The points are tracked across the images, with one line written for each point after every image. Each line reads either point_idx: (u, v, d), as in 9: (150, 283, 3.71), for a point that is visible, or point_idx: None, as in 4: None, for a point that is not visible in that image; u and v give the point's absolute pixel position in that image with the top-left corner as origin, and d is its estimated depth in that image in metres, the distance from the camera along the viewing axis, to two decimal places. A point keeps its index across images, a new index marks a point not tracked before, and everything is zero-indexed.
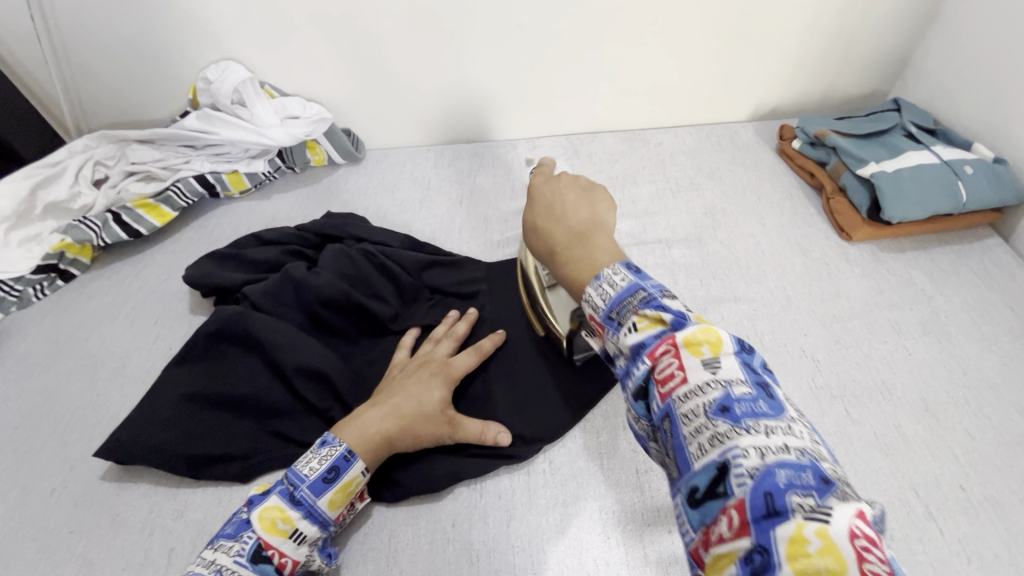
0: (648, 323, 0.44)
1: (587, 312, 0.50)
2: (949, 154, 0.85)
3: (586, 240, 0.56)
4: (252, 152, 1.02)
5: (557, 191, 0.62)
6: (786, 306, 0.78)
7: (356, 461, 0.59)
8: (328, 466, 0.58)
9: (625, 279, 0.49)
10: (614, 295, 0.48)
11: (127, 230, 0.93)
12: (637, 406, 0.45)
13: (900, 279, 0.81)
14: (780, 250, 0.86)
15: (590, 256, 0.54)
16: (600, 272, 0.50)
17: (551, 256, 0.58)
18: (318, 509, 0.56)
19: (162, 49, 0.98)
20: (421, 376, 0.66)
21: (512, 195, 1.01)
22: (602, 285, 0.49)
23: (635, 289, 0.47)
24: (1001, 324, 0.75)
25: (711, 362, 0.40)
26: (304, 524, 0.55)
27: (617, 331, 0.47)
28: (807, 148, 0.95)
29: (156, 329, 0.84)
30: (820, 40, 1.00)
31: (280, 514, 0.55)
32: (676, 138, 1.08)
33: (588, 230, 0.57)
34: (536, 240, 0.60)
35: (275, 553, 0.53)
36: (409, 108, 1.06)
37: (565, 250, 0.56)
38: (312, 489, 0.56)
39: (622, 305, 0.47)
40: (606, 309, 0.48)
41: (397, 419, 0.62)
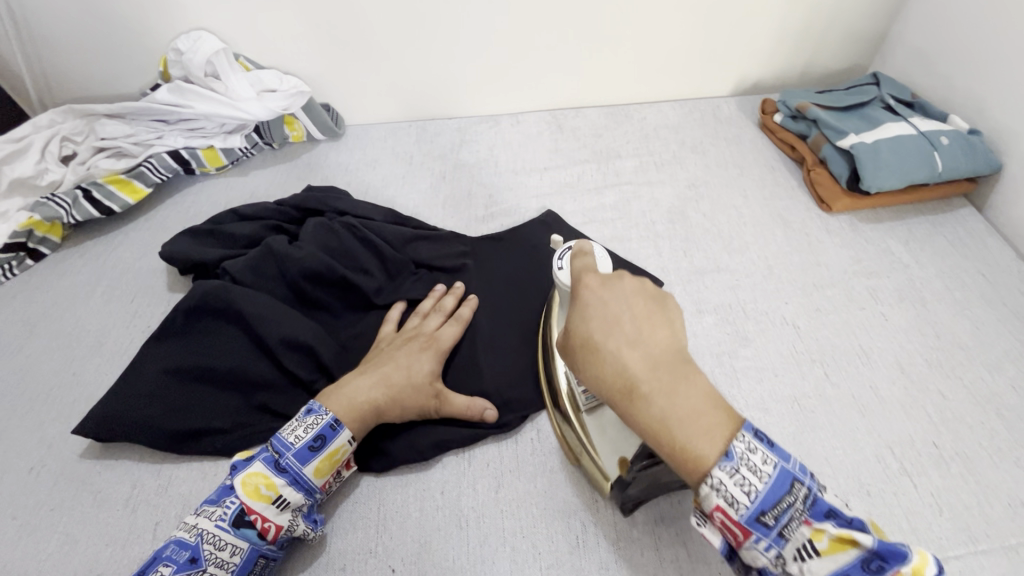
0: (833, 549, 0.40)
1: (714, 501, 0.42)
2: (925, 125, 0.86)
3: (674, 391, 0.44)
4: (228, 126, 0.99)
5: (618, 305, 0.48)
6: (768, 276, 0.79)
7: (342, 430, 0.58)
8: (314, 434, 0.57)
9: (766, 463, 0.42)
10: (769, 493, 0.41)
11: (98, 207, 0.90)
12: (779, 575, 0.42)
13: (878, 249, 0.82)
14: (762, 222, 0.87)
15: (691, 435, 0.43)
16: (726, 446, 0.42)
17: (626, 400, 0.45)
18: (303, 476, 0.56)
19: (129, 19, 0.94)
20: (410, 348, 0.66)
21: (496, 170, 1.00)
22: (735, 468, 0.41)
23: (791, 483, 0.42)
24: (973, 290, 0.77)
25: (880, 552, 0.40)
26: (288, 490, 0.55)
27: (773, 543, 0.42)
28: (787, 120, 0.96)
29: (132, 307, 0.82)
30: (802, 14, 1.00)
31: (263, 480, 0.55)
32: (660, 112, 1.08)
33: (676, 372, 0.45)
34: (597, 371, 0.46)
35: (258, 518, 0.53)
36: (389, 82, 1.04)
37: (650, 398, 0.44)
38: (297, 456, 0.56)
39: (776, 504, 0.41)
40: (756, 510, 0.41)
41: (386, 389, 0.61)
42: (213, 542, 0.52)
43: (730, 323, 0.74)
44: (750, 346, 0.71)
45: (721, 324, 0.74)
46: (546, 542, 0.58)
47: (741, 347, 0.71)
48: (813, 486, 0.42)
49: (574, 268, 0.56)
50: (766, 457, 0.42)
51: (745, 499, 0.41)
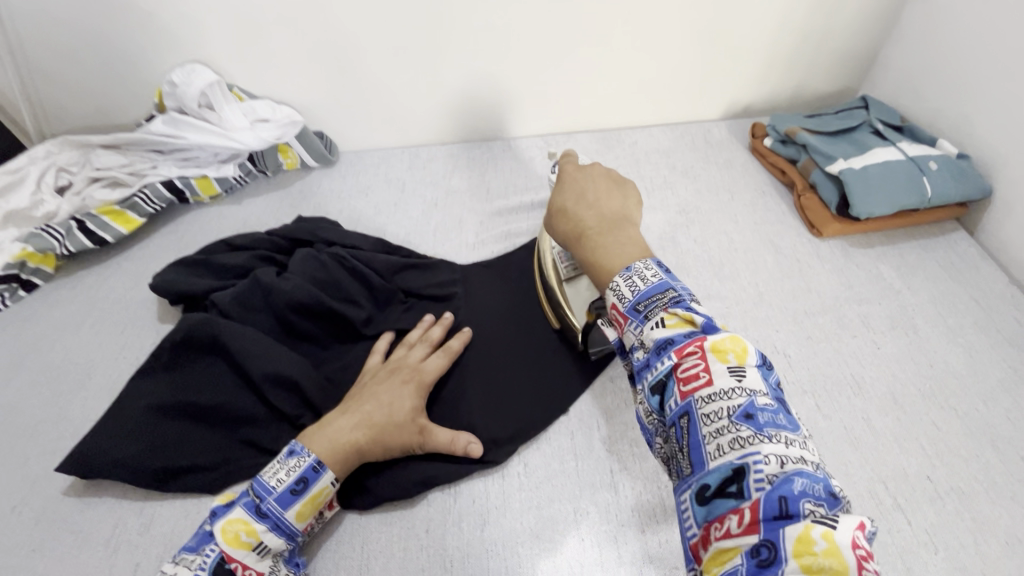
0: (677, 321, 0.51)
1: (611, 301, 0.56)
2: (914, 150, 0.86)
3: (615, 229, 0.62)
4: (221, 156, 1.00)
5: (586, 181, 0.67)
6: (758, 303, 0.79)
7: (325, 472, 0.57)
8: (296, 477, 0.56)
9: (655, 275, 0.55)
10: (644, 290, 0.54)
11: (92, 237, 0.91)
12: (652, 398, 0.50)
13: (869, 274, 0.82)
14: (753, 247, 0.86)
15: (611, 251, 0.60)
16: (628, 264, 0.57)
17: (578, 241, 0.63)
18: (285, 521, 0.55)
19: (126, 53, 0.96)
20: (392, 384, 0.65)
21: (488, 196, 1.00)
22: (630, 276, 0.56)
23: (666, 287, 0.53)
24: (966, 316, 0.76)
25: (736, 369, 0.47)
26: (269, 535, 0.54)
27: (640, 324, 0.53)
28: (777, 145, 0.96)
29: (122, 339, 0.82)
30: (789, 40, 1.01)
31: (244, 526, 0.53)
32: (651, 137, 1.09)
33: (616, 224, 0.62)
34: (565, 221, 0.65)
35: (238, 566, 0.52)
36: (384, 110, 1.05)
37: (594, 236, 0.62)
38: (279, 500, 0.55)
39: (651, 298, 0.53)
40: (633, 300, 0.54)
41: (368, 429, 0.61)
42: None
43: None
44: None
45: None
46: None
47: None
48: (683, 294, 0.53)
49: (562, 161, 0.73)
50: (655, 272, 0.55)
51: (629, 293, 0.54)
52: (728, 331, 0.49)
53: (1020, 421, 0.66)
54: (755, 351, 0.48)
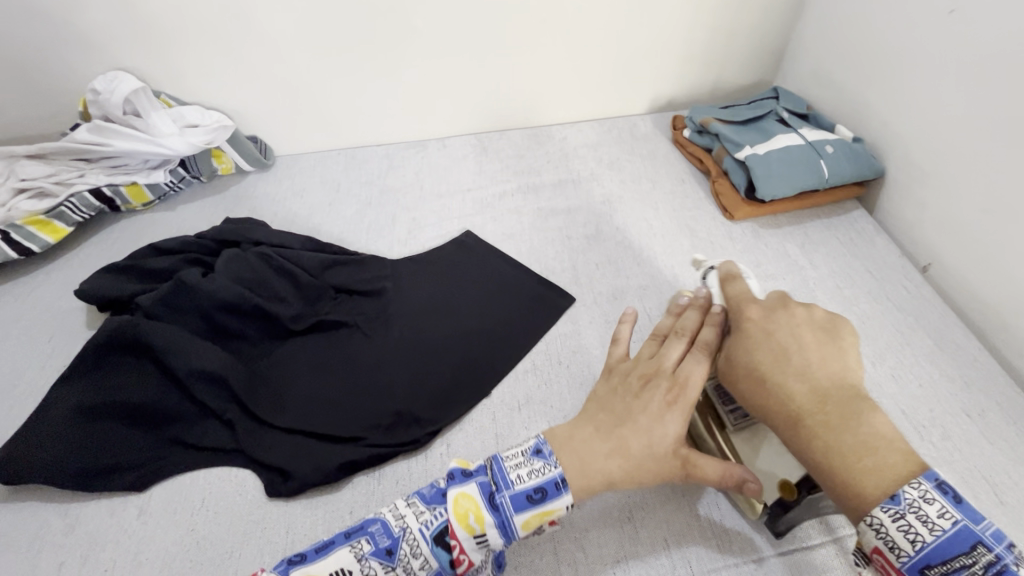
0: None
1: (873, 542, 0.44)
2: (814, 135, 0.92)
3: (850, 422, 0.47)
4: (152, 162, 1.00)
5: (801, 333, 0.54)
6: (673, 284, 0.83)
7: (566, 492, 0.52)
8: (536, 484, 0.52)
9: (945, 522, 0.42)
10: (933, 545, 0.42)
11: (16, 247, 0.90)
12: None
13: (775, 252, 0.87)
14: (670, 231, 0.91)
15: (849, 457, 0.46)
16: (892, 490, 0.44)
17: (793, 426, 0.50)
18: (512, 525, 0.51)
19: (47, 63, 0.95)
20: (648, 407, 0.55)
21: (421, 193, 1.03)
22: (902, 514, 0.43)
23: (972, 545, 0.41)
24: (861, 287, 0.82)
25: None
26: (493, 533, 0.51)
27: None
28: (694, 135, 1.02)
29: (49, 347, 0.82)
30: (702, 37, 1.07)
31: (474, 510, 0.51)
32: (580, 132, 1.13)
33: (847, 409, 0.48)
34: (760, 395, 0.52)
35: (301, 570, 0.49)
36: (316, 114, 1.07)
37: (818, 427, 0.48)
38: (514, 499, 0.52)
39: (948, 561, 0.42)
40: (916, 559, 0.42)
41: (620, 461, 0.53)
42: None
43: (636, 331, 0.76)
44: None
45: None
46: None
47: None
48: (1002, 553, 0.41)
49: (730, 294, 0.62)
50: (945, 516, 0.42)
51: (909, 546, 0.42)
52: None
53: (902, 379, 0.71)
54: None
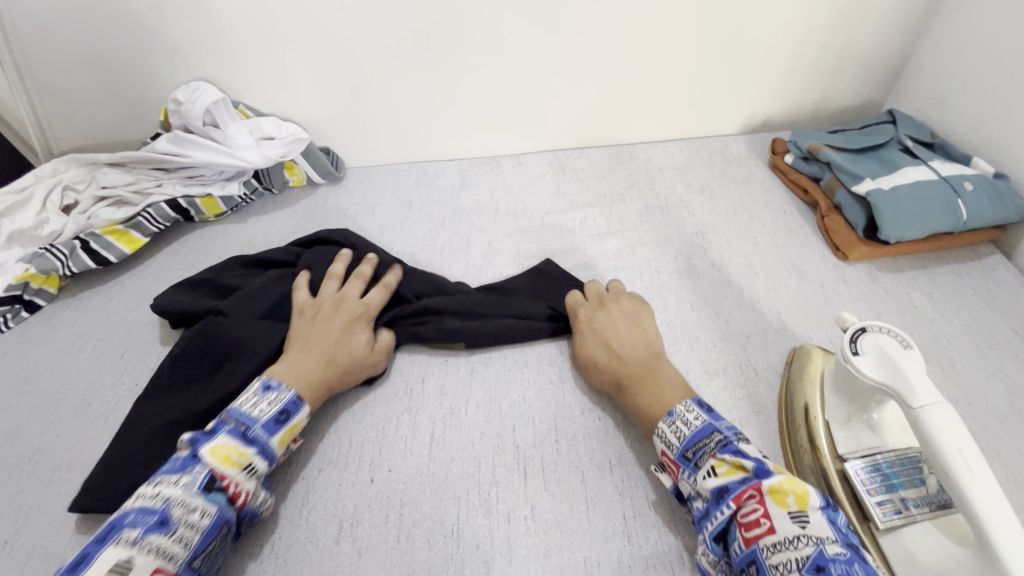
0: (728, 468, 0.52)
1: (660, 447, 0.58)
2: (947, 169, 0.81)
3: (653, 372, 0.64)
4: (227, 174, 0.99)
5: (617, 321, 0.71)
6: (780, 332, 0.74)
7: (304, 406, 0.63)
8: (278, 409, 0.61)
9: (697, 418, 0.57)
10: (689, 436, 0.56)
11: (95, 257, 0.90)
12: (713, 546, 0.51)
13: (899, 301, 0.77)
14: (773, 270, 0.82)
15: (657, 393, 0.62)
16: (670, 409, 0.59)
17: (620, 390, 0.65)
18: (268, 446, 0.59)
19: (132, 71, 0.95)
20: (336, 320, 0.70)
21: (496, 215, 0.97)
22: (673, 422, 0.58)
23: (710, 431, 0.55)
24: (1006, 348, 0.71)
25: (798, 514, 0.47)
26: (257, 458, 0.58)
27: (693, 472, 0.54)
28: (799, 162, 0.92)
29: (122, 363, 0.80)
30: (810, 53, 0.97)
31: (233, 450, 0.56)
32: (665, 152, 1.05)
33: (650, 367, 0.65)
34: (597, 373, 0.68)
35: (228, 484, 0.54)
36: (391, 127, 1.03)
37: (634, 383, 0.64)
38: (266, 428, 0.59)
39: (697, 444, 0.55)
40: (682, 447, 0.56)
41: (326, 360, 0.66)
42: (183, 506, 0.51)
43: (741, 387, 0.68)
44: (763, 414, 0.65)
45: (730, 388, 0.68)
46: None
47: (754, 415, 0.65)
48: (730, 435, 0.55)
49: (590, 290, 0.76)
50: (696, 416, 0.57)
51: (677, 441, 0.57)
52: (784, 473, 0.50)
53: None
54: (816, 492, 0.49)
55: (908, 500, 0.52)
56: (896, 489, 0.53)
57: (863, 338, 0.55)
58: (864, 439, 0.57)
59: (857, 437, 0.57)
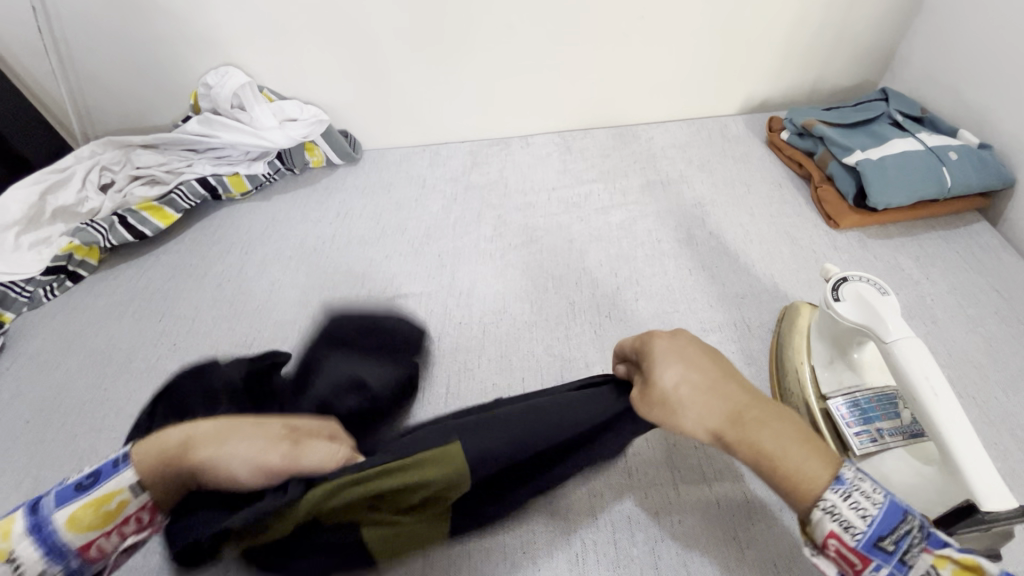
0: (962, 573, 0.38)
1: (828, 527, 0.42)
2: (934, 141, 0.85)
3: (778, 414, 0.48)
4: (252, 154, 1.05)
5: (694, 359, 0.51)
6: (773, 293, 0.79)
7: (127, 467, 0.48)
8: (89, 471, 0.48)
9: (878, 492, 0.43)
10: (879, 518, 0.41)
11: (132, 232, 0.96)
12: None
13: (887, 265, 0.81)
14: (768, 238, 0.87)
15: (797, 452, 0.45)
16: (834, 472, 0.44)
17: (738, 425, 0.47)
18: (52, 526, 0.44)
19: (165, 58, 1.02)
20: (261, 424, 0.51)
21: (505, 191, 1.02)
22: (847, 491, 0.43)
23: (902, 510, 0.42)
24: (987, 306, 0.75)
25: None
26: (25, 546, 0.43)
27: (898, 572, 0.40)
28: (794, 138, 0.97)
29: (160, 327, 0.87)
30: (806, 35, 1.01)
31: (2, 530, 0.43)
32: (667, 132, 1.10)
33: (776, 407, 0.48)
34: (692, 413, 0.49)
35: (23, 561, 0.43)
36: (405, 110, 1.09)
37: (758, 425, 0.47)
38: (58, 495, 0.46)
39: (893, 530, 0.41)
40: (873, 533, 0.41)
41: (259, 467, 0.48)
42: None
43: (735, 342, 0.73)
44: (755, 365, 0.70)
45: (724, 342, 0.73)
46: (546, 559, 0.58)
47: (746, 366, 0.70)
48: (920, 515, 0.42)
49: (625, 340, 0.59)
50: (877, 487, 0.43)
51: (861, 523, 0.41)
52: None
53: None
54: None
55: (883, 430, 0.56)
56: (873, 421, 0.57)
57: (844, 286, 0.59)
58: (845, 378, 0.61)
59: (839, 377, 0.62)
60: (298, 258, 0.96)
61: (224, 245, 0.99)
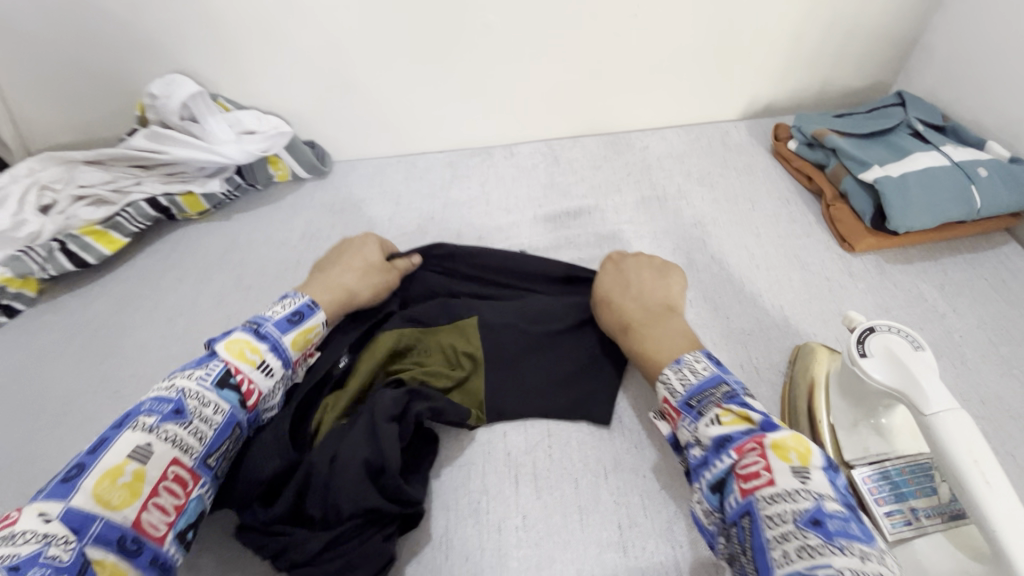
0: (733, 417, 0.48)
1: (662, 394, 0.55)
2: (959, 154, 0.77)
3: (663, 322, 0.64)
4: (208, 169, 0.95)
5: (635, 275, 0.71)
6: (783, 328, 0.71)
7: (318, 311, 0.65)
8: (291, 311, 0.63)
9: (706, 368, 0.55)
10: (695, 385, 0.53)
11: (73, 259, 0.87)
12: (710, 496, 0.47)
13: (908, 294, 0.73)
14: (776, 263, 0.78)
15: (661, 338, 0.62)
16: (678, 358, 0.57)
17: (625, 331, 0.65)
18: (282, 346, 0.60)
19: (106, 64, 0.91)
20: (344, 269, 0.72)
21: (487, 209, 0.93)
22: (681, 369, 0.56)
23: (718, 381, 0.53)
24: (1021, 343, 0.67)
25: (800, 470, 0.43)
26: (269, 356, 0.58)
27: (695, 420, 0.51)
28: (803, 148, 0.88)
29: (102, 369, 0.78)
30: (814, 33, 0.92)
31: (246, 345, 0.57)
32: (663, 140, 1.01)
33: (662, 316, 0.65)
34: (610, 313, 0.68)
35: (242, 381, 0.55)
36: (377, 119, 0.99)
37: (642, 325, 0.64)
38: (277, 326, 0.61)
39: (703, 393, 0.52)
40: (686, 394, 0.53)
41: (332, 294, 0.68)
42: (196, 398, 0.52)
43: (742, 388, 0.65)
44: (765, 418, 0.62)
45: None
46: None
47: None
48: (736, 389, 0.52)
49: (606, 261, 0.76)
50: (705, 364, 0.55)
51: (681, 388, 0.54)
52: (788, 428, 0.47)
53: None
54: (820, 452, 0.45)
55: (918, 510, 0.49)
56: (906, 499, 0.50)
57: (872, 339, 0.51)
58: (871, 444, 0.53)
59: (863, 443, 0.53)
60: (258, 286, 0.87)
61: (178, 272, 0.90)
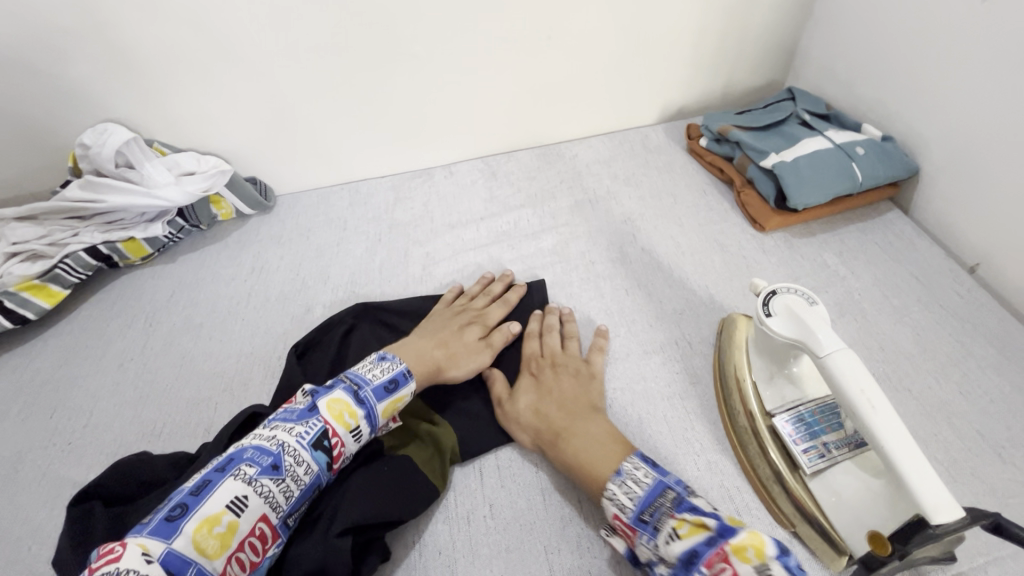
0: (688, 528, 0.47)
1: (612, 511, 0.54)
2: (841, 138, 0.88)
3: (586, 424, 0.62)
4: (148, 215, 0.95)
5: (561, 379, 0.67)
6: (709, 305, 0.78)
7: (412, 380, 0.62)
8: (389, 377, 0.61)
9: (647, 476, 0.54)
10: (642, 496, 0.53)
11: (11, 317, 0.85)
12: None
13: (814, 263, 0.82)
14: (699, 248, 0.86)
15: (593, 450, 0.59)
16: (617, 467, 0.56)
17: (553, 442, 0.62)
18: (375, 414, 0.58)
19: (31, 118, 0.91)
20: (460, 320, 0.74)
21: (432, 226, 0.98)
22: (623, 481, 0.54)
23: (663, 487, 0.52)
24: (910, 295, 0.77)
25: (761, 568, 0.42)
26: (363, 422, 0.57)
27: (652, 536, 0.50)
28: (713, 144, 0.98)
29: (52, 424, 0.76)
30: (710, 41, 1.03)
31: (347, 407, 0.56)
32: (590, 148, 1.09)
33: (584, 418, 0.62)
34: (530, 419, 0.64)
35: (336, 443, 0.54)
36: (317, 150, 1.03)
37: (569, 437, 0.61)
38: (374, 392, 0.59)
39: (652, 504, 0.52)
40: (636, 509, 0.52)
41: (444, 347, 0.69)
42: (293, 455, 0.52)
43: (678, 362, 0.71)
44: (700, 384, 0.68)
45: (668, 364, 0.71)
46: None
47: (691, 387, 0.68)
48: (682, 491, 0.52)
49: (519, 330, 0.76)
50: (645, 472, 0.54)
51: (629, 502, 0.53)
52: (743, 527, 0.46)
53: (972, 396, 0.66)
54: (775, 541, 0.44)
55: (829, 444, 0.56)
56: (818, 435, 0.57)
57: (774, 301, 0.59)
58: (787, 393, 0.61)
59: (781, 392, 0.61)
60: (211, 323, 0.87)
61: (125, 318, 0.90)
